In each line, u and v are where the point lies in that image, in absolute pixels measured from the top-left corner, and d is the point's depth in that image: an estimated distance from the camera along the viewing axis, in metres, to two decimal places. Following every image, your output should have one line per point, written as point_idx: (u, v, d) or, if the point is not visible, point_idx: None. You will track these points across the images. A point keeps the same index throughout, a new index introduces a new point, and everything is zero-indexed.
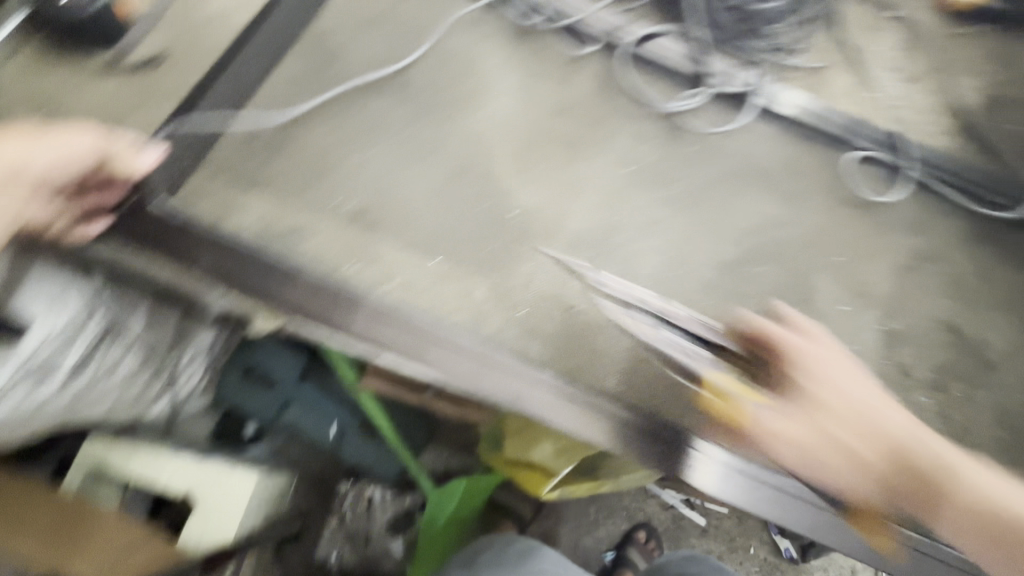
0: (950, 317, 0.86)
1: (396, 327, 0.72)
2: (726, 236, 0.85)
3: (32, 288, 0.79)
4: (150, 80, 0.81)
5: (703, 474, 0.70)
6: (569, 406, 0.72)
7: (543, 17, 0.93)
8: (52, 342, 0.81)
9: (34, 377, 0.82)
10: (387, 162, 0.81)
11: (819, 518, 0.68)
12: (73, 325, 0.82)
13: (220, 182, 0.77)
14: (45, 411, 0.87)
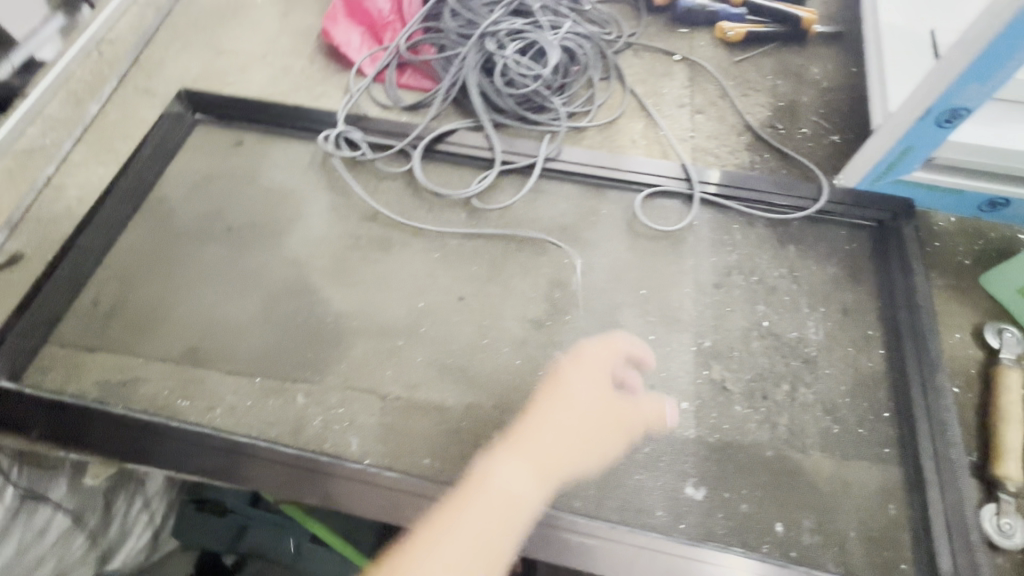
0: (763, 323, 0.88)
1: (262, 465, 0.76)
2: (532, 294, 0.91)
3: None
4: (8, 275, 0.94)
5: (646, 563, 0.70)
6: (580, 544, 0.71)
7: (359, 151, 1.05)
8: None
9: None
10: (212, 301, 0.91)
11: (653, 564, 0.70)
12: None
13: (65, 350, 0.87)
14: None
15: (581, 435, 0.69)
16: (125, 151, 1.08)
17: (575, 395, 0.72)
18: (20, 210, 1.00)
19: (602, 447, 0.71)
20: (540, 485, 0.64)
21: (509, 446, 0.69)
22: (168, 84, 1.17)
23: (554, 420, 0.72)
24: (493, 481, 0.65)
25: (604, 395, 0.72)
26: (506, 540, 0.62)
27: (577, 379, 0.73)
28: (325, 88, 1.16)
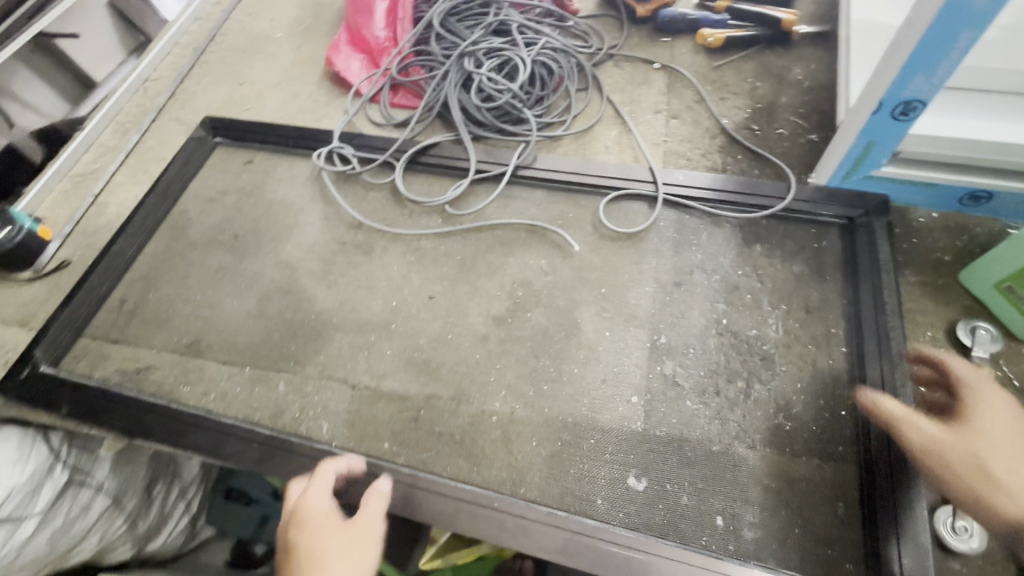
0: (722, 320, 0.89)
1: (260, 449, 0.85)
2: (496, 294, 0.96)
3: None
4: (58, 279, 1.10)
5: (569, 547, 0.73)
6: (518, 529, 0.75)
7: (350, 166, 1.15)
8: (11, 496, 0.81)
9: (6, 529, 0.80)
10: (216, 300, 1.03)
11: (589, 552, 0.72)
12: (31, 476, 0.85)
13: (96, 343, 1.01)
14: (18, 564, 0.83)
15: (346, 522, 0.66)
16: (158, 172, 1.24)
17: (330, 559, 0.61)
18: (70, 224, 1.17)
19: (362, 559, 0.62)
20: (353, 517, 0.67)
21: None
22: (197, 113, 1.33)
23: (327, 558, 0.61)
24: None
25: (334, 531, 0.65)
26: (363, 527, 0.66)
27: (310, 507, 0.68)
28: (329, 111, 1.29)
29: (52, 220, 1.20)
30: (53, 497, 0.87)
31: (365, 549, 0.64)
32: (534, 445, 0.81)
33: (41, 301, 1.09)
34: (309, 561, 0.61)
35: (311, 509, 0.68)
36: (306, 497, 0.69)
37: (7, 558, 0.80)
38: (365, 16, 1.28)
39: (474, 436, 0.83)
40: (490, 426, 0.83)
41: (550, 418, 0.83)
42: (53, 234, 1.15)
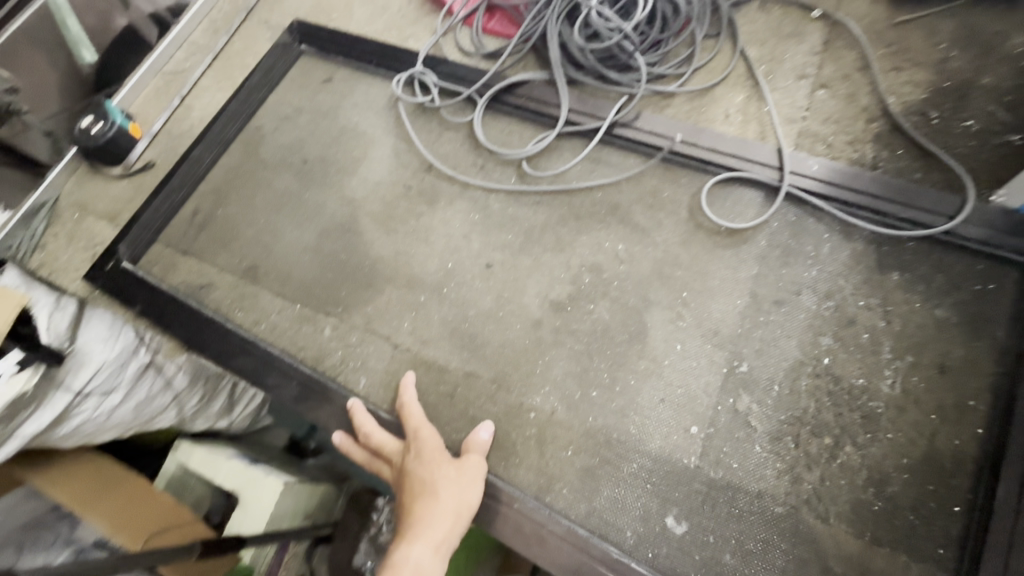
0: (823, 359, 0.73)
1: (299, 388, 0.86)
2: (561, 275, 0.85)
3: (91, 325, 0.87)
4: (143, 180, 1.13)
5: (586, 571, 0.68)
6: (535, 537, 0.70)
7: (429, 97, 1.04)
8: (107, 365, 0.85)
9: (98, 400, 0.84)
10: (277, 228, 1.01)
11: None
12: (119, 355, 0.87)
13: (168, 249, 1.04)
14: (118, 420, 0.88)
15: (449, 473, 0.70)
16: (240, 79, 1.20)
17: (443, 489, 0.68)
18: (158, 124, 1.18)
19: (466, 491, 0.69)
20: (450, 464, 0.71)
21: (429, 517, 0.65)
22: (285, 17, 1.26)
23: (439, 490, 0.68)
24: (403, 561, 0.62)
25: (442, 463, 0.71)
26: (461, 474, 0.70)
27: (418, 441, 0.74)
28: (416, 30, 1.16)
29: (143, 118, 1.21)
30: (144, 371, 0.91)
31: (468, 484, 0.70)
32: (569, 454, 0.74)
33: (126, 197, 1.12)
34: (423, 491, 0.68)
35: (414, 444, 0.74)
36: (409, 431, 0.75)
37: (106, 416, 0.85)
38: None
39: (507, 429, 0.77)
40: (526, 423, 0.77)
41: (591, 429, 0.75)
42: (143, 132, 1.18)
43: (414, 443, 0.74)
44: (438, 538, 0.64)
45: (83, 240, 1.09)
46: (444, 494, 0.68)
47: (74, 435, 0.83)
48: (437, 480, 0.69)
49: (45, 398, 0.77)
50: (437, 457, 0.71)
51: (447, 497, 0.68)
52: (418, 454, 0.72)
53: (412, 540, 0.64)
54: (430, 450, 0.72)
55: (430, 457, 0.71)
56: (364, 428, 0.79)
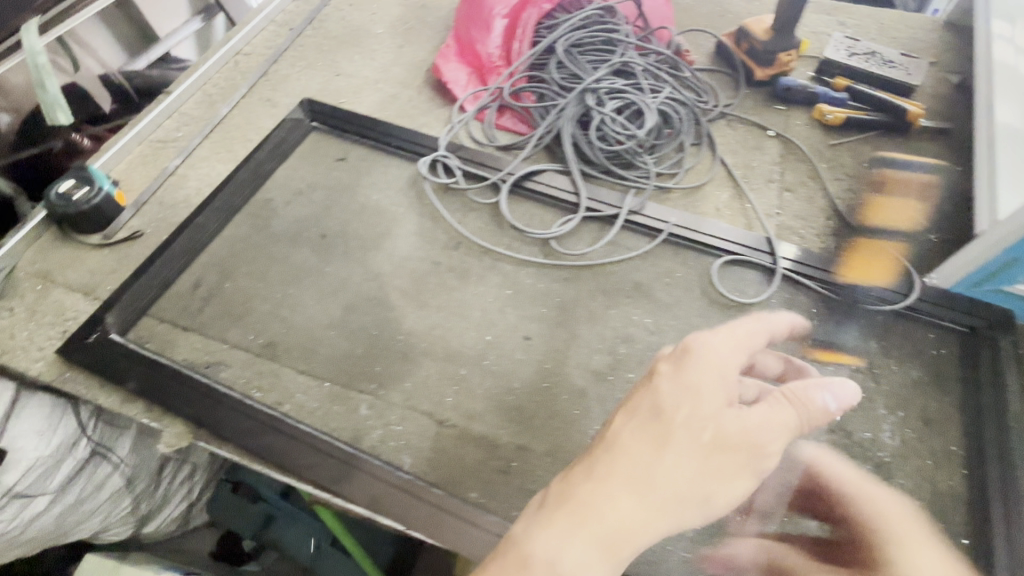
0: (835, 417, 0.85)
1: (339, 469, 0.80)
2: (598, 346, 0.92)
3: (27, 419, 0.87)
4: (129, 248, 1.04)
5: None
6: None
7: (453, 179, 1.10)
8: (34, 467, 0.85)
9: (20, 502, 0.85)
10: (297, 300, 0.97)
11: None
12: (57, 450, 0.88)
13: (163, 324, 0.95)
14: (32, 529, 0.90)
15: (707, 441, 0.49)
16: (243, 152, 1.18)
17: (680, 483, 0.48)
18: (149, 191, 1.11)
19: (701, 481, 0.48)
20: (715, 424, 0.50)
21: (618, 491, 0.47)
22: (290, 95, 1.28)
23: (638, 458, 0.49)
24: (545, 547, 0.45)
25: (723, 417, 0.50)
26: (709, 441, 0.49)
27: (769, 412, 0.52)
28: (429, 119, 1.24)
29: (127, 184, 1.14)
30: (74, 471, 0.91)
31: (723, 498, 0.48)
32: None
33: (105, 266, 1.02)
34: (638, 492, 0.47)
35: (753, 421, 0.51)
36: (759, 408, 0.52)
37: (18, 527, 0.87)
38: (482, 30, 1.25)
39: None
40: None
41: None
42: (129, 200, 1.10)
43: (712, 387, 0.51)
44: (641, 492, 0.47)
45: (50, 315, 0.96)
46: (685, 462, 0.48)
47: None
48: (697, 440, 0.49)
49: None
50: (715, 414, 0.50)
51: (681, 465, 0.48)
52: (726, 385, 0.51)
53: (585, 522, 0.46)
54: (736, 404, 0.51)
55: (728, 416, 0.50)
56: (686, 351, 0.54)
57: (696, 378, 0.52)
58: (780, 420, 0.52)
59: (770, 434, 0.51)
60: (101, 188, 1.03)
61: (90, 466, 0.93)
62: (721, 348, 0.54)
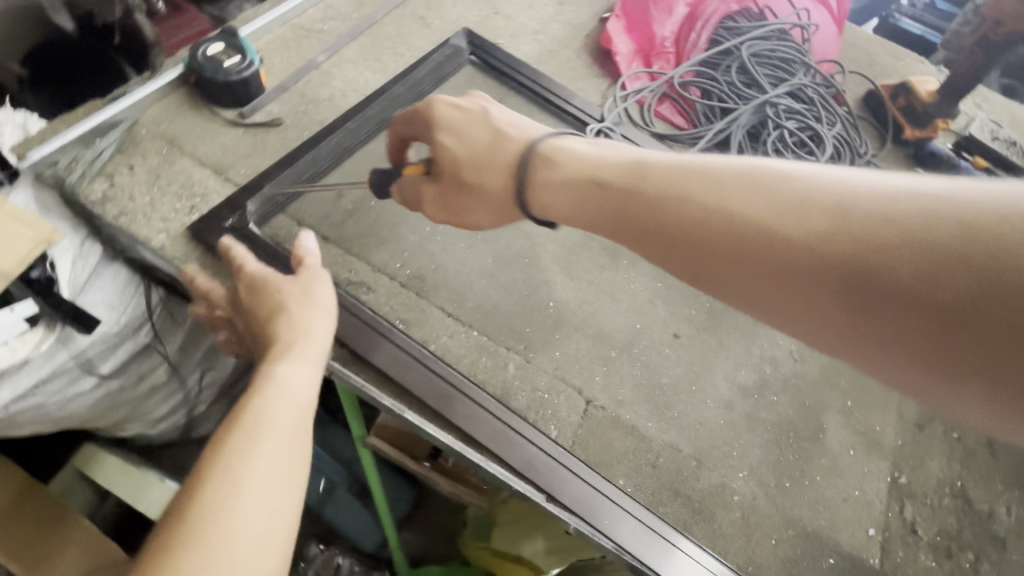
0: (958, 482, 0.87)
1: (486, 425, 0.76)
2: (743, 361, 0.90)
3: (102, 288, 0.91)
4: (265, 135, 0.95)
5: None
6: None
7: None
8: (101, 341, 0.93)
9: (78, 373, 0.92)
10: (447, 239, 0.91)
11: None
12: (123, 328, 0.94)
13: (302, 226, 0.87)
14: (77, 403, 0.98)
15: (605, 221, 0.63)
16: (393, 66, 1.09)
17: (309, 335, 0.64)
18: (291, 79, 1.01)
19: (563, 207, 0.67)
20: (624, 211, 0.61)
21: (294, 350, 0.62)
22: (445, 19, 1.19)
23: (624, 222, 0.62)
24: (281, 382, 0.58)
25: (605, 202, 0.63)
26: (608, 212, 0.63)
27: (703, 164, 0.57)
28: (585, 85, 1.19)
29: (266, 66, 1.03)
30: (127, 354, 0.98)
31: (697, 264, 0.55)
32: (773, 543, 0.77)
33: (238, 148, 0.92)
34: (449, 186, 0.75)
35: (662, 179, 0.59)
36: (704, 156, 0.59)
37: (69, 397, 0.94)
38: (663, 11, 1.20)
39: (712, 508, 0.77)
40: (730, 506, 0.78)
41: (790, 521, 0.79)
42: (269, 84, 1.00)
43: (631, 188, 0.61)
44: (591, 209, 0.64)
45: (176, 185, 0.86)
46: (614, 211, 0.62)
47: (15, 417, 0.88)
48: (654, 208, 0.59)
49: (16, 378, 0.84)
50: (627, 193, 0.61)
51: (611, 210, 0.63)
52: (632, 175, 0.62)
53: (276, 362, 0.60)
54: (643, 185, 0.60)
55: (635, 203, 0.60)
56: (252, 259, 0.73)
57: (473, 132, 0.73)
58: (738, 172, 0.54)
59: (770, 183, 0.51)
60: (251, 61, 0.94)
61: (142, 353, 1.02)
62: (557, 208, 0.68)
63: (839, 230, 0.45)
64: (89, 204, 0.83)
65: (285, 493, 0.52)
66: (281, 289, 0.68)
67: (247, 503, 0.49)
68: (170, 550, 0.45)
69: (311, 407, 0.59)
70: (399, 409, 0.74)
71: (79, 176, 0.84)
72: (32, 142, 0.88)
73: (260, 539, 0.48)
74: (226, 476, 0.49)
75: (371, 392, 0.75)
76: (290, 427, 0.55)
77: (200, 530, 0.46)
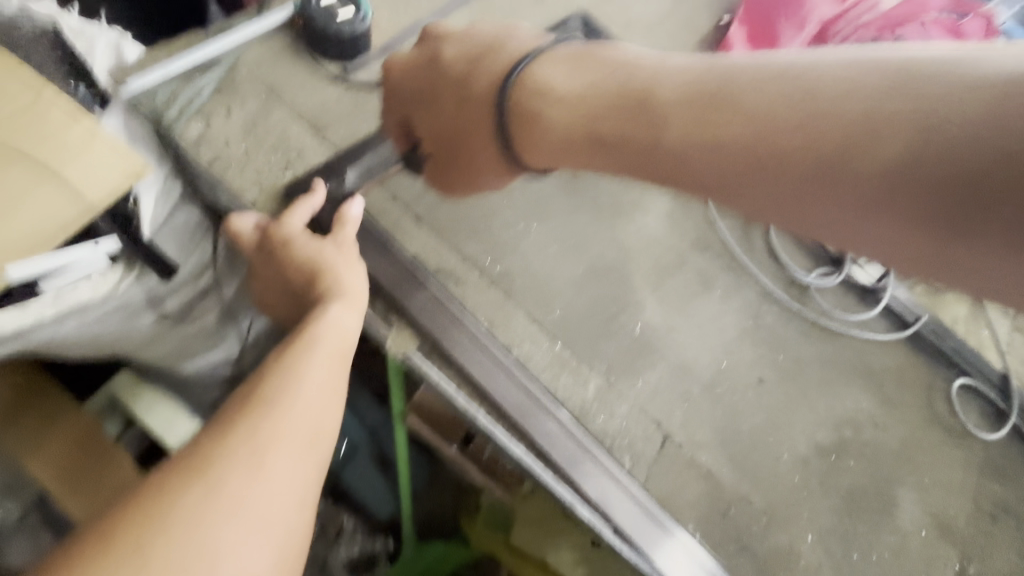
0: None
1: (562, 448, 0.73)
2: (825, 419, 0.86)
3: (176, 231, 0.89)
4: (366, 97, 0.89)
5: None
6: None
7: None
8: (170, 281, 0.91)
9: (139, 312, 0.90)
10: (538, 239, 0.87)
11: None
12: (190, 271, 0.94)
13: (396, 204, 0.83)
14: (130, 342, 0.95)
15: (639, 169, 0.58)
16: None
17: (346, 285, 0.62)
18: (397, 40, 0.95)
19: (584, 152, 0.61)
20: (659, 161, 0.55)
21: (342, 298, 0.60)
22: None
23: (660, 168, 0.55)
24: (329, 318, 0.57)
25: (631, 147, 0.57)
26: (643, 160, 0.57)
27: (734, 83, 0.51)
28: None
29: (373, 21, 0.98)
30: (189, 297, 0.97)
31: (743, 202, 0.51)
32: None
33: (338, 107, 0.87)
34: (447, 164, 0.74)
35: (686, 117, 0.53)
36: (726, 67, 0.53)
37: (125, 335, 0.91)
38: (793, 27, 1.10)
39: (776, 568, 0.75)
40: (796, 569, 0.76)
41: None
42: (375, 42, 0.94)
43: (661, 129, 0.54)
44: (621, 158, 0.59)
45: (272, 137, 0.82)
46: (652, 159, 0.56)
47: (73, 346, 0.86)
48: (696, 155, 0.52)
49: (84, 313, 0.81)
50: (659, 140, 0.55)
51: (651, 160, 0.56)
52: (651, 108, 0.56)
53: (327, 303, 0.59)
54: (678, 127, 0.53)
55: (669, 147, 0.54)
56: (283, 221, 0.68)
57: (442, 99, 0.70)
58: (785, 92, 0.48)
59: (824, 95, 0.46)
60: (363, 16, 0.87)
61: (203, 297, 1.00)
62: (579, 152, 0.62)
63: (921, 147, 0.41)
64: (183, 145, 0.80)
65: (337, 403, 0.51)
66: (323, 252, 0.65)
67: (310, 400, 0.48)
68: (246, 416, 0.45)
69: (353, 349, 0.57)
70: (468, 408, 0.72)
71: (176, 113, 0.81)
72: (130, 69, 0.84)
73: (315, 434, 0.47)
74: (290, 375, 0.49)
75: (448, 390, 0.72)
76: (335, 352, 0.54)
77: (270, 405, 0.46)
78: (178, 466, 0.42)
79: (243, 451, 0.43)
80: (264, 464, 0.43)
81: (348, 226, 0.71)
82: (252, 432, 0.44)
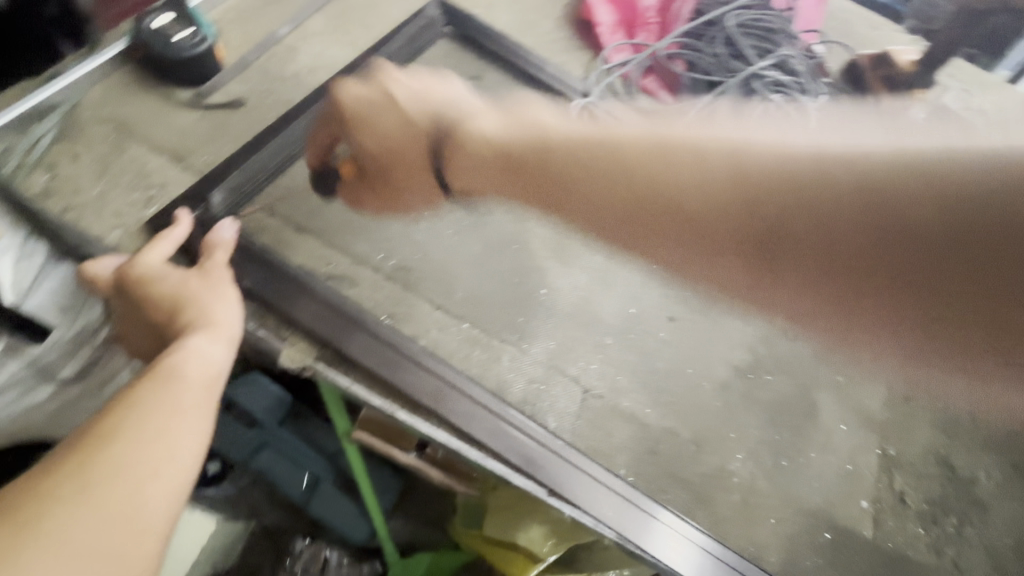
0: (942, 450, 0.89)
1: (484, 416, 0.73)
2: (738, 340, 0.89)
3: (50, 289, 0.76)
4: (227, 117, 0.87)
5: None
6: None
7: None
8: (55, 348, 0.77)
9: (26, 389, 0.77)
10: (431, 227, 0.87)
11: None
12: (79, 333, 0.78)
13: (274, 219, 0.81)
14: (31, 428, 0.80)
15: (469, 184, 0.60)
16: (364, 39, 1.00)
17: (213, 315, 0.60)
18: (252, 54, 0.93)
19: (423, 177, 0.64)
20: (494, 177, 0.58)
21: (209, 328, 0.59)
22: None
23: (494, 182, 0.58)
24: (195, 347, 0.55)
25: (465, 168, 0.59)
26: (477, 175, 0.59)
27: (629, 146, 0.50)
28: (569, 59, 1.13)
29: (223, 41, 0.94)
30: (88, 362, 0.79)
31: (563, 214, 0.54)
32: (773, 522, 0.77)
33: (197, 132, 0.84)
34: (372, 188, 0.71)
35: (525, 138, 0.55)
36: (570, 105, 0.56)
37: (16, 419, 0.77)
38: None
39: (712, 489, 0.78)
40: (732, 488, 0.78)
41: (789, 499, 0.79)
42: (228, 61, 0.92)
43: (501, 151, 0.57)
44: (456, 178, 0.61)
45: (128, 174, 0.79)
46: (491, 176, 0.58)
47: None
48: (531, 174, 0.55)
49: None
50: (497, 160, 0.57)
51: (490, 177, 0.58)
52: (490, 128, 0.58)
53: (191, 334, 0.57)
54: (515, 150, 0.55)
55: (507, 167, 0.56)
56: (144, 257, 0.67)
57: (383, 124, 0.65)
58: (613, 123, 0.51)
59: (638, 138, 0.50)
60: (203, 36, 0.85)
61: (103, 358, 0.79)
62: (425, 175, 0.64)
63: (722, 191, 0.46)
64: (29, 199, 0.75)
65: (195, 431, 0.49)
66: (187, 285, 0.63)
67: (160, 429, 0.47)
68: (81, 447, 0.43)
69: (221, 379, 0.56)
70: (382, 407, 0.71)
71: (15, 166, 0.77)
72: None
73: (173, 461, 0.46)
74: (138, 404, 0.48)
75: (361, 393, 0.71)
76: (201, 379, 0.53)
77: (110, 436, 0.45)
78: (0, 502, 0.40)
79: (71, 485, 0.41)
80: (92, 496, 0.41)
81: (219, 250, 0.71)
82: (83, 463, 0.42)
